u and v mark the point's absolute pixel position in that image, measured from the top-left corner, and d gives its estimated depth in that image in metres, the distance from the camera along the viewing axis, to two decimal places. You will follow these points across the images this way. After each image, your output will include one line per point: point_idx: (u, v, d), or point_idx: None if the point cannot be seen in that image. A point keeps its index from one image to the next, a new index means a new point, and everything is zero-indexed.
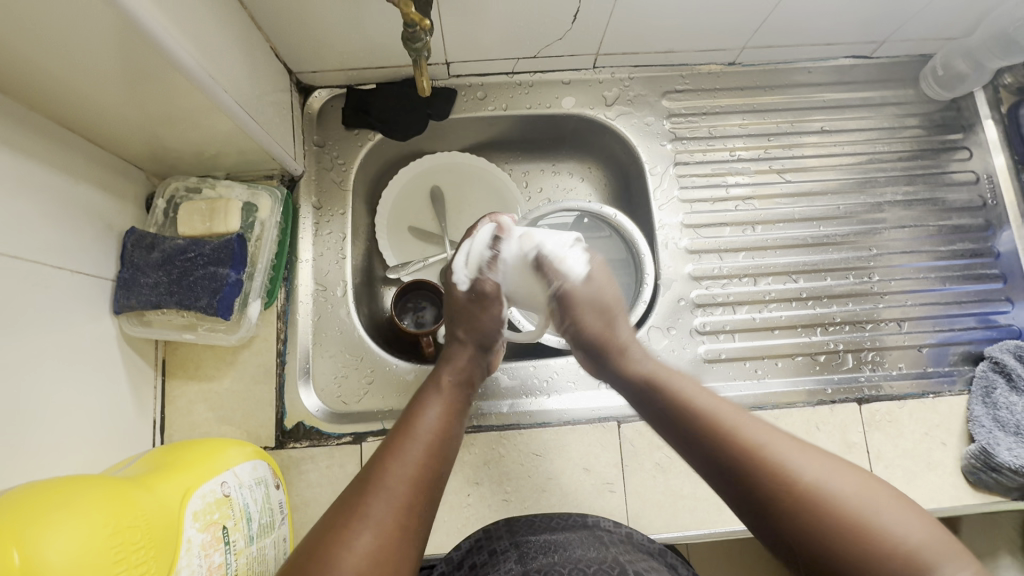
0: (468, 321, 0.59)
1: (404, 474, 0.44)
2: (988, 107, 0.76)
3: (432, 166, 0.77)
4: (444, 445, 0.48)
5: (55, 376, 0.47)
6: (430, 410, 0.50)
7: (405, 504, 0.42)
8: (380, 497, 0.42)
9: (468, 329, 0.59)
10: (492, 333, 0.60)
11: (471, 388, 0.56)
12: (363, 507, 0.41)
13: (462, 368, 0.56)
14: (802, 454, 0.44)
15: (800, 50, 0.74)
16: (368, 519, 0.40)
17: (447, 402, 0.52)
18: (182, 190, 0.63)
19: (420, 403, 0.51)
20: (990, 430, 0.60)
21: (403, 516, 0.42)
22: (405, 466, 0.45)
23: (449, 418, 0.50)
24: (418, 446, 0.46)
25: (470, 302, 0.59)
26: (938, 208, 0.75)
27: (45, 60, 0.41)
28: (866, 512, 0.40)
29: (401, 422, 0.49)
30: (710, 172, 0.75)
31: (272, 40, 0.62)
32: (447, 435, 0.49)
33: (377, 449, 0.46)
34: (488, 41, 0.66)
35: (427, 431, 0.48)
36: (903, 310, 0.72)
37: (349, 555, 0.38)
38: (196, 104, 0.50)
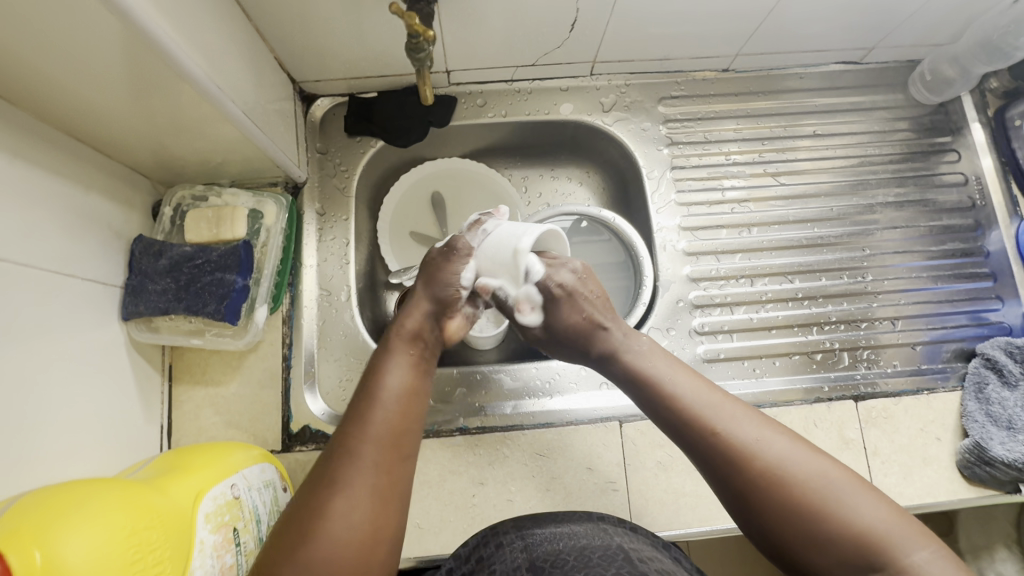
0: (428, 273, 0.54)
1: (372, 437, 0.44)
2: (975, 110, 0.78)
3: (433, 173, 0.79)
4: (410, 402, 0.46)
5: (65, 381, 0.48)
6: (392, 369, 0.48)
7: (377, 469, 0.42)
8: (351, 463, 0.42)
9: (426, 283, 0.54)
10: (453, 292, 0.53)
11: (429, 345, 0.52)
12: (335, 474, 0.41)
13: (418, 323, 0.51)
14: (777, 441, 0.45)
15: (792, 56, 0.76)
16: (341, 487, 0.41)
17: (406, 358, 0.49)
18: (189, 199, 0.64)
19: (380, 364, 0.49)
20: (983, 425, 0.62)
21: (375, 479, 0.42)
22: (372, 429, 0.44)
23: (414, 375, 0.48)
24: (381, 407, 0.45)
25: (437, 254, 0.55)
26: (929, 208, 0.77)
27: (58, 72, 0.42)
28: (838, 499, 0.42)
29: (362, 386, 0.47)
30: (706, 176, 0.76)
31: (275, 50, 0.63)
32: (411, 393, 0.47)
33: (343, 415, 0.45)
34: (487, 49, 0.68)
35: (390, 394, 0.46)
36: (897, 308, 0.73)
37: (327, 520, 0.40)
38: (204, 112, 0.51)
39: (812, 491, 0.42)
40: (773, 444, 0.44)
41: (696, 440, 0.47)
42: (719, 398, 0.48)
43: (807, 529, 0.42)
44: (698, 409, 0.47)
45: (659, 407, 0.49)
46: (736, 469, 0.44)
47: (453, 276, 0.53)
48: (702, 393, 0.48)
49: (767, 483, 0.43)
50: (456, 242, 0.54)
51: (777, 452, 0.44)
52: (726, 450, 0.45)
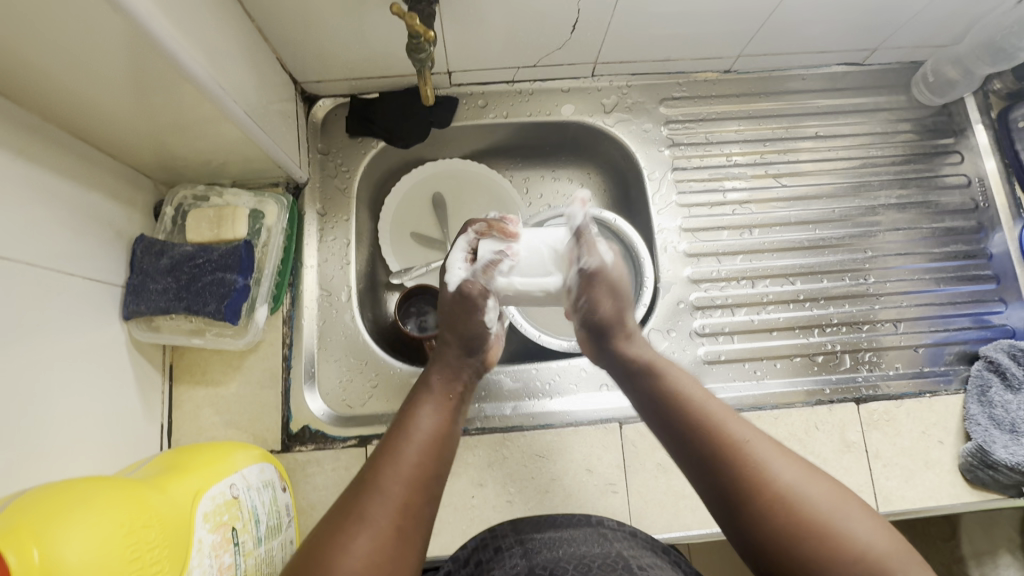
0: (454, 321, 0.55)
1: (402, 477, 0.44)
2: (978, 112, 0.78)
3: (433, 174, 0.79)
4: (441, 443, 0.47)
5: (66, 380, 0.48)
6: (425, 409, 0.49)
7: (403, 510, 0.42)
8: (378, 501, 0.42)
9: (453, 330, 0.55)
10: (484, 333, 0.55)
11: (467, 388, 0.54)
12: (361, 510, 0.41)
13: (456, 369, 0.53)
14: (784, 459, 0.44)
15: (794, 58, 0.76)
16: (367, 523, 0.41)
17: (440, 400, 0.50)
18: (189, 198, 0.64)
19: (413, 403, 0.50)
20: (986, 428, 0.61)
21: (401, 520, 0.42)
22: (400, 467, 0.44)
23: (448, 417, 0.50)
24: (412, 446, 0.46)
25: (458, 303, 0.55)
26: (931, 211, 0.77)
27: (60, 71, 0.43)
28: (832, 518, 0.42)
29: (396, 422, 0.48)
30: (707, 177, 0.76)
31: (278, 51, 0.64)
32: (442, 433, 0.48)
33: (372, 454, 0.46)
34: (488, 50, 0.68)
35: (421, 432, 0.47)
36: (900, 310, 0.73)
37: (349, 560, 0.39)
38: (205, 112, 0.51)
39: (807, 509, 0.42)
40: (783, 469, 0.44)
41: (693, 441, 0.46)
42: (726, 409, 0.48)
43: (796, 548, 0.41)
44: (702, 415, 0.47)
45: (672, 425, 0.48)
46: (730, 473, 0.44)
47: (482, 325, 0.54)
48: (710, 406, 0.48)
49: (760, 491, 0.43)
50: (466, 290, 0.55)
51: (787, 475, 0.43)
52: (722, 452, 0.45)
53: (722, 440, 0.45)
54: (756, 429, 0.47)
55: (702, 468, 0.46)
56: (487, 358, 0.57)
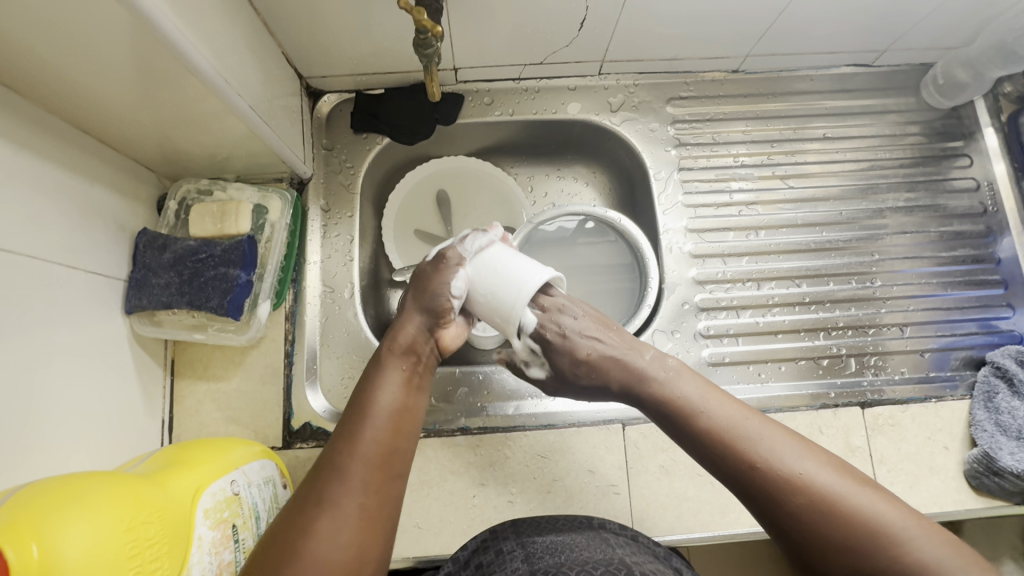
0: (419, 286, 0.54)
1: (362, 455, 0.43)
2: (988, 115, 0.77)
3: (438, 171, 0.78)
4: (400, 420, 0.46)
5: (67, 373, 0.47)
6: (386, 386, 0.48)
7: (366, 489, 0.42)
8: (340, 481, 0.42)
9: (416, 299, 0.53)
10: (446, 304, 0.52)
11: (421, 359, 0.51)
12: (322, 492, 0.41)
13: (411, 337, 0.51)
14: (825, 471, 0.44)
15: (803, 58, 0.75)
16: (327, 505, 0.41)
17: (399, 376, 0.49)
18: (193, 192, 0.64)
19: (373, 379, 0.49)
20: (992, 434, 0.61)
21: (364, 499, 0.42)
22: (360, 448, 0.44)
23: (406, 392, 0.48)
24: (371, 426, 0.45)
25: (429, 268, 0.54)
26: (939, 214, 0.76)
27: (64, 63, 0.42)
28: (891, 527, 0.41)
29: (355, 398, 0.48)
30: (714, 178, 0.76)
31: (283, 45, 0.63)
32: (402, 410, 0.47)
33: (333, 432, 0.45)
34: (495, 47, 0.67)
35: (382, 410, 0.46)
36: (906, 314, 0.72)
37: (314, 541, 0.39)
38: (210, 106, 0.51)
39: (842, 506, 0.42)
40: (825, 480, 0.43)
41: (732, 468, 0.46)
42: (758, 424, 0.47)
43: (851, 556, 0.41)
44: (725, 428, 0.47)
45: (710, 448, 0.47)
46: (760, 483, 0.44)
47: (444, 290, 0.52)
48: (742, 419, 0.47)
49: (793, 496, 0.43)
50: (448, 255, 0.53)
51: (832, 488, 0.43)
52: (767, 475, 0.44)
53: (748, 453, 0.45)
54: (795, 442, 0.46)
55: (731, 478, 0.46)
56: (447, 335, 0.54)
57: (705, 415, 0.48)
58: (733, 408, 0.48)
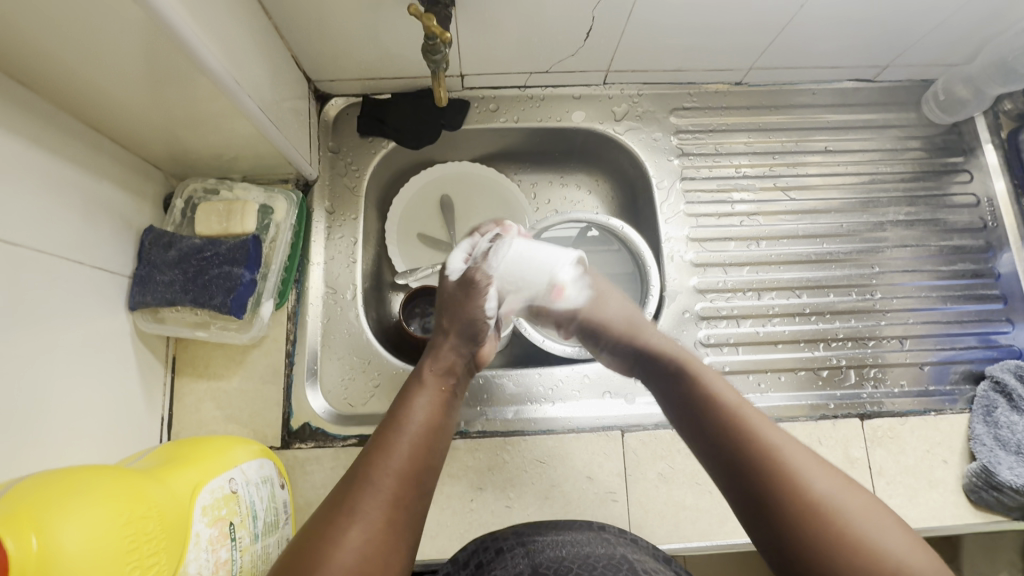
0: (452, 309, 0.57)
1: (394, 469, 0.44)
2: (988, 132, 0.78)
3: (442, 176, 0.79)
4: (432, 438, 0.47)
5: (69, 367, 0.48)
6: (419, 402, 0.49)
7: (395, 503, 0.42)
8: (371, 491, 0.42)
9: (451, 320, 0.57)
10: (481, 323, 0.57)
11: (459, 378, 0.55)
12: (353, 502, 0.41)
13: (449, 359, 0.55)
14: (817, 468, 0.44)
15: (805, 72, 0.76)
16: (357, 515, 0.41)
17: (433, 393, 0.51)
18: (200, 191, 0.65)
19: (408, 395, 0.50)
20: (991, 449, 0.61)
21: (392, 513, 0.42)
22: (393, 460, 0.44)
23: (438, 410, 0.50)
24: (404, 439, 0.46)
25: (458, 291, 0.58)
26: (939, 228, 0.77)
27: (78, 61, 0.43)
28: (866, 530, 0.41)
29: (390, 415, 0.48)
30: (716, 188, 0.76)
31: (293, 49, 0.64)
32: (435, 429, 0.48)
33: (367, 444, 0.46)
34: (502, 55, 0.68)
35: (414, 426, 0.47)
36: (906, 327, 0.72)
37: (342, 551, 0.39)
38: (220, 106, 0.51)
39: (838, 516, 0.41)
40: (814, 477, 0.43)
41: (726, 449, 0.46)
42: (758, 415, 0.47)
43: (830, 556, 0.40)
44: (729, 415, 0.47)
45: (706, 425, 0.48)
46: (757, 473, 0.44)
47: (479, 312, 0.57)
48: (734, 401, 0.48)
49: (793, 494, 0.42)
50: (476, 278, 0.58)
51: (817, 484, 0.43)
52: (762, 461, 0.44)
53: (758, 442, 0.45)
54: (790, 436, 0.46)
55: (733, 474, 0.45)
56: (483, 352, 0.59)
57: (710, 398, 0.49)
58: (738, 398, 0.49)
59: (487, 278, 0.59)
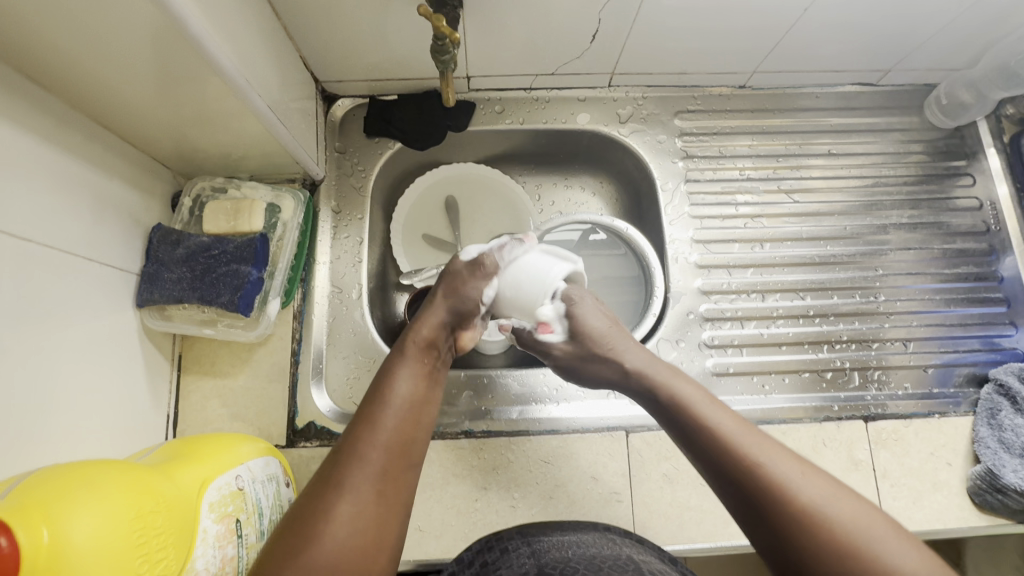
0: (450, 284, 0.53)
1: (380, 441, 0.44)
2: (991, 136, 0.78)
3: (447, 177, 0.79)
4: (417, 411, 0.47)
5: (76, 364, 0.48)
6: (404, 375, 0.49)
7: (383, 474, 0.43)
8: (359, 465, 0.42)
9: (446, 295, 0.52)
10: (474, 305, 0.52)
11: (441, 354, 0.52)
12: (341, 476, 0.42)
13: (432, 332, 0.51)
14: (807, 477, 0.44)
15: (808, 76, 0.77)
16: (347, 489, 0.41)
17: (417, 365, 0.49)
18: (207, 190, 0.65)
19: (393, 366, 0.49)
20: (995, 451, 0.61)
21: (381, 483, 0.42)
22: (379, 433, 0.44)
23: (423, 382, 0.49)
24: (390, 412, 0.46)
25: (464, 269, 0.53)
26: (942, 232, 0.77)
27: (91, 59, 0.44)
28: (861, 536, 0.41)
29: (371, 390, 0.48)
30: (720, 190, 0.77)
31: (302, 49, 0.65)
32: (421, 402, 0.48)
33: (353, 417, 0.46)
34: (508, 57, 0.69)
35: (399, 399, 0.47)
36: (909, 330, 0.73)
37: (333, 525, 0.39)
38: (230, 105, 0.52)
39: (841, 530, 0.41)
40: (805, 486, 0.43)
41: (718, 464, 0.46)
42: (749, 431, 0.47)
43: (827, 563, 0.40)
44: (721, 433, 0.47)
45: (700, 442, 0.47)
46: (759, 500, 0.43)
47: (478, 293, 0.52)
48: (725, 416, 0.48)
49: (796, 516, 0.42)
50: (485, 261, 0.52)
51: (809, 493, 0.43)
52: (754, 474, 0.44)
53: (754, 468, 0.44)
54: (781, 447, 0.46)
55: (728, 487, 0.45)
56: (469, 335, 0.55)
57: (703, 415, 0.48)
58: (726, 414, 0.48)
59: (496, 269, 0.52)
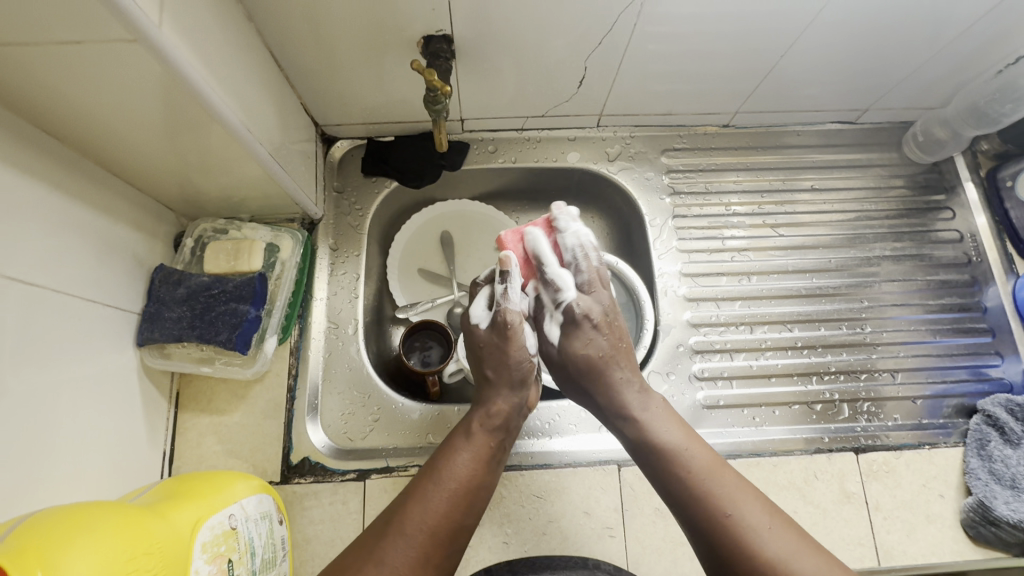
0: (495, 360, 0.56)
1: (426, 525, 0.45)
2: (967, 171, 0.81)
3: (442, 213, 0.82)
4: (470, 496, 0.48)
5: (76, 404, 0.49)
6: (460, 455, 0.50)
7: (422, 558, 0.44)
8: (399, 546, 0.44)
9: (498, 371, 0.55)
10: (527, 366, 0.56)
11: (507, 434, 0.54)
12: (381, 552, 0.44)
13: (501, 412, 0.54)
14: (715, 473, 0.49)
15: (790, 115, 0.80)
16: (386, 565, 0.43)
17: (476, 449, 0.51)
18: (209, 231, 0.67)
19: (452, 446, 0.51)
20: (987, 483, 0.61)
21: (419, 566, 0.44)
22: (427, 515, 0.46)
23: (481, 467, 0.50)
24: (441, 494, 0.47)
25: (493, 338, 0.56)
26: (926, 263, 0.79)
27: (103, 111, 0.46)
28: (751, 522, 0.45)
29: (428, 468, 0.50)
30: (707, 225, 0.79)
31: (302, 97, 0.68)
32: (475, 484, 0.49)
33: (403, 492, 0.48)
34: (500, 101, 0.72)
35: (454, 480, 0.49)
36: (897, 360, 0.74)
37: None
38: (232, 152, 0.54)
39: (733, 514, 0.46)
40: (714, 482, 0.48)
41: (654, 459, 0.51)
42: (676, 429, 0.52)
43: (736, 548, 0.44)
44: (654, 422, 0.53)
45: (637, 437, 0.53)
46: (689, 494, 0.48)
47: (524, 354, 0.55)
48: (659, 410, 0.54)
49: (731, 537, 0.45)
50: (507, 319, 0.54)
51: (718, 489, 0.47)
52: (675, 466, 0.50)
53: (716, 508, 0.46)
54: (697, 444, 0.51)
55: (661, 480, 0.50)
56: (529, 397, 0.58)
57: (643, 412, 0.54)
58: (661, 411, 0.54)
59: (518, 315, 0.55)
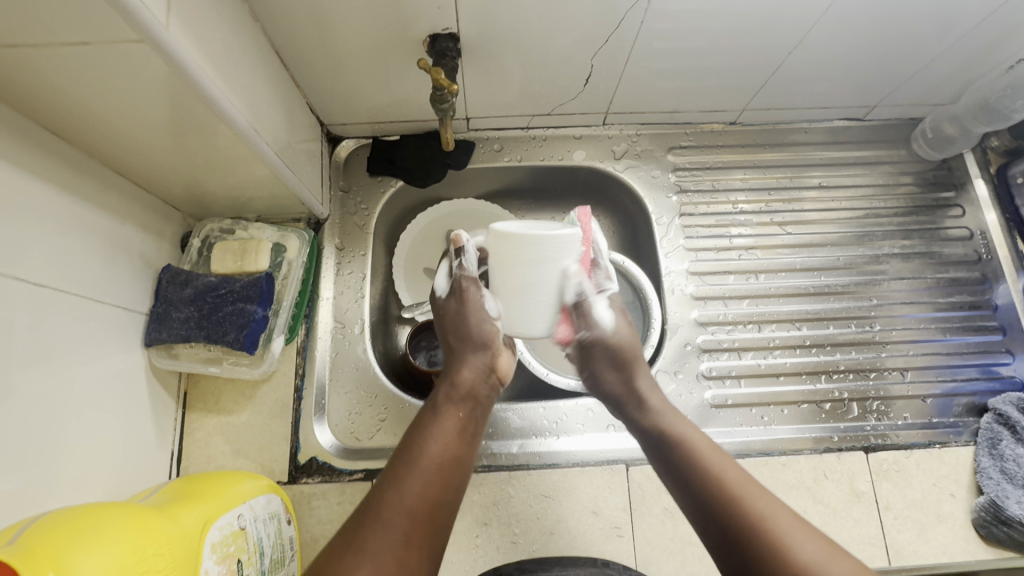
0: (456, 327, 0.56)
1: (405, 507, 0.44)
2: (977, 167, 0.81)
3: (447, 212, 0.81)
4: (448, 472, 0.47)
5: (85, 404, 0.49)
6: (433, 432, 0.49)
7: (404, 543, 0.43)
8: (380, 532, 0.43)
9: (461, 337, 0.55)
10: (491, 328, 0.55)
11: (479, 402, 0.53)
12: (363, 541, 0.42)
13: (467, 380, 0.53)
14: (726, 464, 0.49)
15: (797, 112, 0.79)
16: (368, 555, 0.41)
17: (447, 424, 0.50)
18: (216, 231, 0.67)
19: (423, 425, 0.50)
20: (998, 482, 0.61)
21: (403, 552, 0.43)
22: (404, 497, 0.45)
23: (456, 441, 0.49)
24: (418, 474, 0.46)
25: (452, 306, 0.56)
26: (935, 261, 0.78)
27: (110, 112, 0.46)
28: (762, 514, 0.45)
29: (403, 449, 0.49)
30: (714, 223, 0.79)
31: (308, 96, 0.68)
32: (450, 460, 0.48)
33: (382, 477, 0.47)
34: (506, 100, 0.72)
35: (429, 459, 0.47)
36: (907, 359, 0.73)
37: None
38: (238, 151, 0.54)
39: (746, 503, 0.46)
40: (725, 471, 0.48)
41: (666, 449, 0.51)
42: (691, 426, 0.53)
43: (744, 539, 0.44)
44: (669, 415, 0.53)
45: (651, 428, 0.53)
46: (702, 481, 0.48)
47: (484, 315, 0.55)
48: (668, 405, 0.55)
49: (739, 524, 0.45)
50: (462, 284, 0.56)
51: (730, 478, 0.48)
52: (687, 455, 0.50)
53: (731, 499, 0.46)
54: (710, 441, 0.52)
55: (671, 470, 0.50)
56: (500, 363, 0.57)
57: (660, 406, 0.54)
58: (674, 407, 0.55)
59: (474, 281, 0.56)
